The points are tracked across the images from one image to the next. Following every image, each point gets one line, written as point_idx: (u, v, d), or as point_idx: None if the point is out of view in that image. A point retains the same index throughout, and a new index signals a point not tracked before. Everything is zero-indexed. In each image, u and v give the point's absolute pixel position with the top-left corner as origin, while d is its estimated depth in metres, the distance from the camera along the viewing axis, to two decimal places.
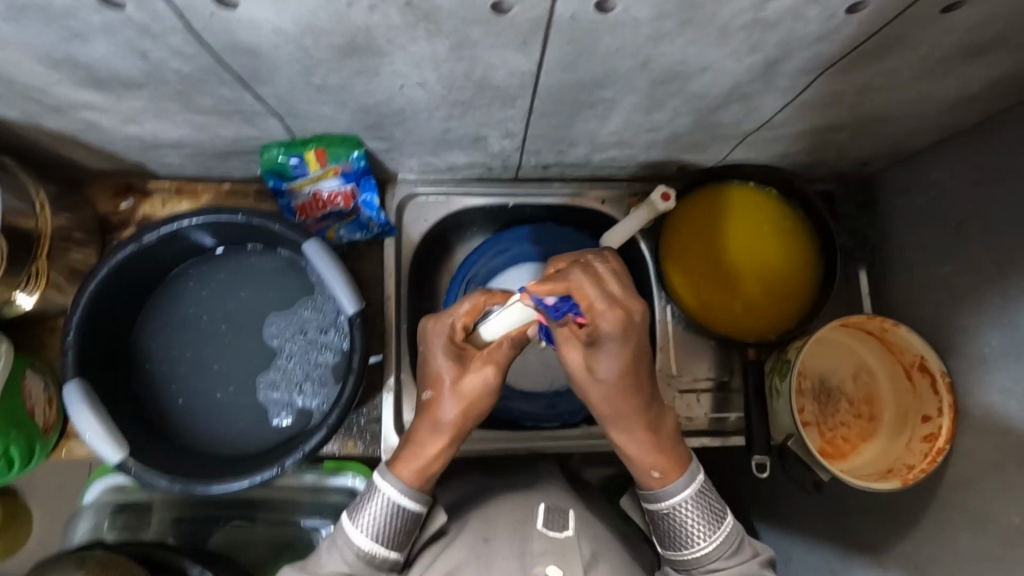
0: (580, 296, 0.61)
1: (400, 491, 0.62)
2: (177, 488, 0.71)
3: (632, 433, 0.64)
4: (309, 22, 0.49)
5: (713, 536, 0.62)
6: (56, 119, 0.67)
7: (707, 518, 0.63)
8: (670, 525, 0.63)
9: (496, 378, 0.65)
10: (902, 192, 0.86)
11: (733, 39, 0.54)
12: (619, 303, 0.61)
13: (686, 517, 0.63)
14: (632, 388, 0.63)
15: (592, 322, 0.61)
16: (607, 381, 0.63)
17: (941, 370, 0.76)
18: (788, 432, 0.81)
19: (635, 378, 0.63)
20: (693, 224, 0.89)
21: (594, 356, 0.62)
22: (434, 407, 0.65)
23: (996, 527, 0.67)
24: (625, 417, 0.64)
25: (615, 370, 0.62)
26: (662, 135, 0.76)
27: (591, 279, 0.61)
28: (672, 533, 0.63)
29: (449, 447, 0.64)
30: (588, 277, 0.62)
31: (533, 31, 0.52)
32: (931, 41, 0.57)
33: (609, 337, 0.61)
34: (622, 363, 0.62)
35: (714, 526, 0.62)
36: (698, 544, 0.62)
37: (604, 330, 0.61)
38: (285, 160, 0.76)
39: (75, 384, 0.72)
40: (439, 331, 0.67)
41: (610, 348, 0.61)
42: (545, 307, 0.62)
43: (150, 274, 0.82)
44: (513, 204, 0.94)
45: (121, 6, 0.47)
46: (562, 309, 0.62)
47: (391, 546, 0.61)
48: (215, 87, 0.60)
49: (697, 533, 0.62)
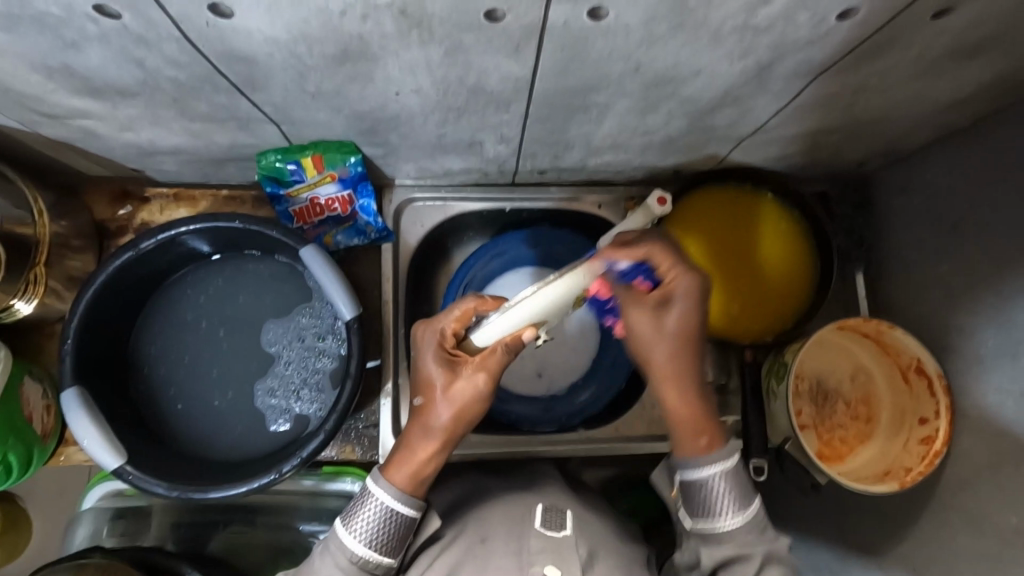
0: (655, 261, 0.65)
1: (393, 496, 0.62)
2: (175, 494, 0.71)
3: (685, 395, 0.64)
4: (302, 29, 0.49)
5: (743, 510, 0.61)
6: (53, 126, 0.67)
7: (739, 492, 0.62)
8: (703, 495, 0.62)
9: (488, 385, 0.64)
10: (897, 194, 0.86)
11: (724, 43, 0.55)
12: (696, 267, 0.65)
13: (719, 489, 0.62)
14: (692, 351, 0.65)
15: (666, 283, 0.65)
16: (672, 338, 0.64)
17: (938, 372, 0.76)
18: (786, 434, 0.81)
19: (698, 339, 0.65)
20: (690, 226, 0.89)
21: (664, 312, 0.64)
22: (426, 413, 0.65)
23: (993, 528, 0.67)
24: (680, 378, 0.65)
25: (684, 326, 0.64)
26: (657, 139, 0.76)
27: (665, 246, 0.65)
28: (703, 504, 0.62)
29: (441, 452, 0.64)
30: (661, 246, 0.65)
31: (526, 37, 0.52)
32: (921, 44, 0.57)
33: (681, 297, 0.64)
34: (691, 321, 0.64)
35: (744, 500, 0.62)
36: (728, 517, 0.61)
37: (680, 287, 0.64)
38: (282, 166, 0.76)
39: (72, 390, 0.72)
40: (430, 338, 0.67)
41: (682, 305, 0.64)
42: (616, 270, 0.64)
43: (148, 280, 0.82)
44: (510, 208, 0.94)
45: (116, 14, 0.47)
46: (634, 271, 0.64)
47: (384, 551, 0.61)
48: (211, 94, 0.60)
49: (726, 507, 0.62)
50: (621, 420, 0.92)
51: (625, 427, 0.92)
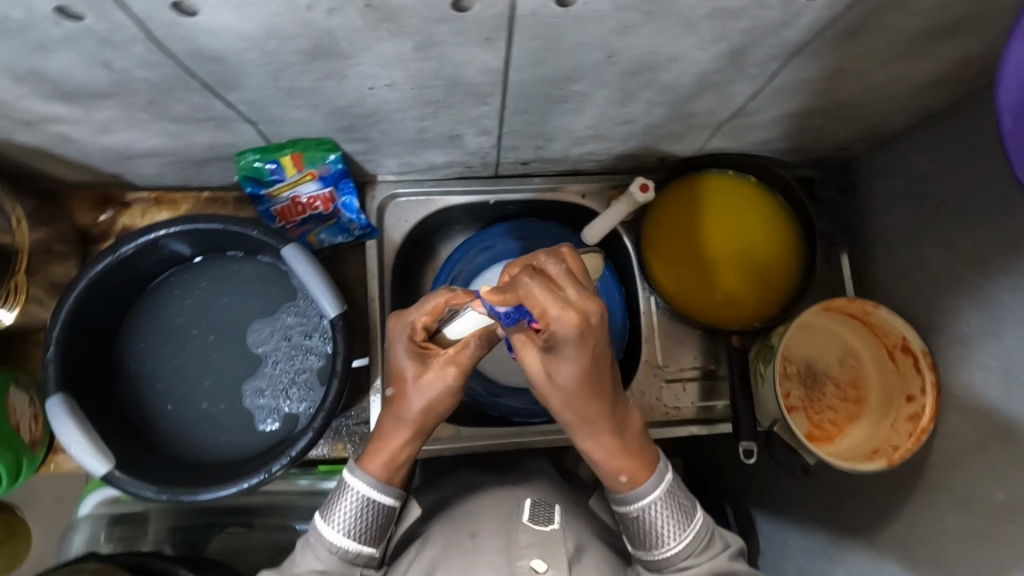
0: (530, 307, 0.55)
1: (370, 485, 0.62)
2: (165, 497, 0.71)
3: (602, 434, 0.62)
4: (270, 27, 0.49)
5: (683, 534, 0.61)
6: (28, 132, 0.66)
7: (677, 514, 0.62)
8: (641, 527, 0.62)
9: (458, 380, 0.64)
10: (880, 175, 0.86)
11: (697, 29, 0.55)
12: (575, 304, 0.53)
13: (656, 517, 0.61)
14: (594, 394, 0.59)
15: (544, 328, 0.55)
16: (569, 386, 0.59)
17: (923, 349, 0.76)
18: (774, 417, 0.82)
19: (595, 384, 0.58)
20: (673, 213, 0.89)
21: (553, 360, 0.57)
22: (398, 403, 0.65)
23: (982, 505, 0.67)
24: (591, 421, 0.61)
25: (574, 375, 0.57)
26: (637, 127, 0.76)
27: (541, 285, 0.54)
28: (643, 534, 0.62)
29: (414, 439, 0.65)
30: (538, 282, 0.55)
31: (496, 28, 0.52)
32: (895, 24, 0.57)
33: (564, 343, 0.54)
34: (582, 368, 0.57)
35: (682, 525, 0.61)
36: (670, 543, 0.61)
37: (561, 335, 0.54)
38: (262, 165, 0.76)
39: (58, 398, 0.71)
40: (400, 330, 0.66)
41: (570, 355, 0.56)
42: (497, 314, 0.59)
43: (130, 284, 0.82)
44: (494, 200, 0.94)
45: (81, 16, 0.47)
46: (513, 317, 0.58)
47: (365, 541, 0.62)
48: (184, 95, 0.60)
49: (665, 535, 0.61)
50: None
51: None
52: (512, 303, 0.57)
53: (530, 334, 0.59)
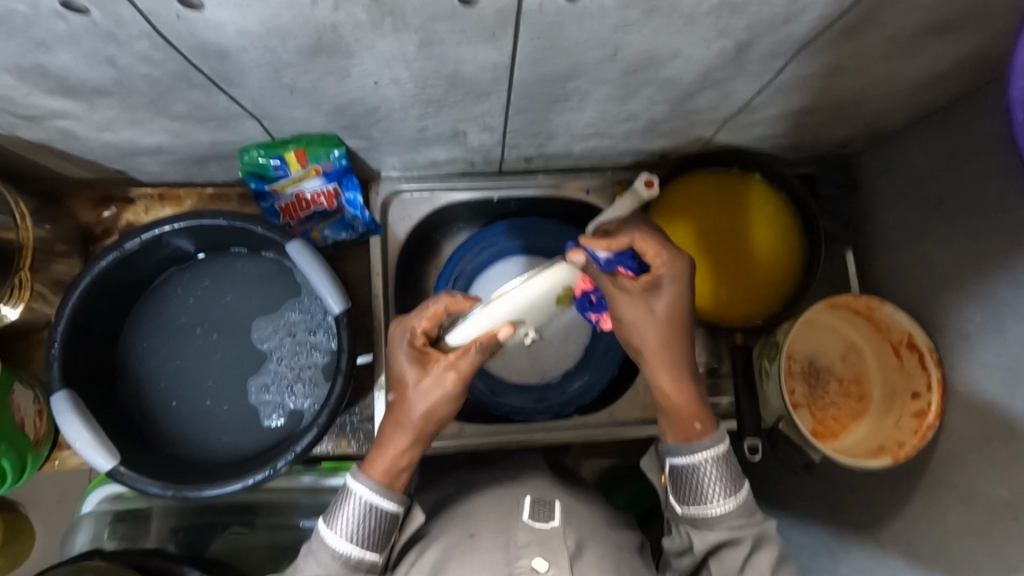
0: (639, 249, 0.65)
1: (371, 491, 0.62)
2: (170, 493, 0.71)
3: (679, 377, 0.66)
4: (273, 23, 0.49)
5: (735, 493, 0.62)
6: (31, 129, 0.66)
7: (730, 475, 0.63)
8: (693, 482, 0.63)
9: (458, 386, 0.63)
10: (880, 174, 0.86)
11: (700, 25, 0.55)
12: (680, 251, 0.66)
13: (710, 473, 0.62)
14: (680, 335, 0.66)
15: (654, 268, 0.65)
16: (662, 323, 0.65)
17: (929, 345, 0.76)
18: (779, 413, 0.83)
19: (683, 324, 0.66)
20: (678, 211, 0.88)
21: (652, 298, 0.65)
22: (397, 408, 0.65)
23: (983, 502, 0.67)
24: (673, 362, 0.66)
25: (672, 310, 0.65)
26: (640, 123, 0.76)
27: (646, 235, 0.66)
28: (695, 489, 0.63)
29: (416, 445, 0.65)
30: (644, 232, 0.66)
31: (500, 24, 0.52)
32: (899, 20, 0.57)
33: (668, 282, 0.65)
34: (676, 306, 0.66)
35: (735, 483, 0.62)
36: (721, 501, 0.61)
37: (667, 272, 0.65)
38: (265, 161, 0.76)
39: (62, 394, 0.71)
40: (400, 336, 0.68)
41: (670, 291, 0.65)
42: (599, 261, 0.63)
43: (135, 281, 0.82)
44: (498, 198, 0.94)
45: (85, 11, 0.46)
46: (618, 261, 0.64)
47: (368, 546, 0.61)
48: (186, 92, 0.60)
49: (717, 492, 0.62)
50: (615, 406, 0.92)
51: (619, 412, 0.91)
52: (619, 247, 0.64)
53: (629, 279, 0.65)
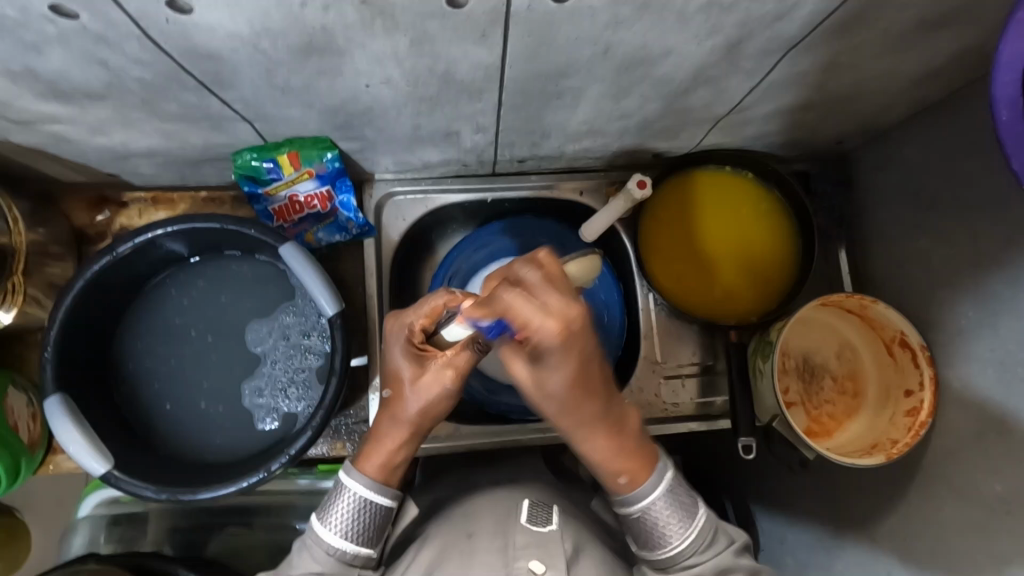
0: (513, 317, 0.53)
1: (367, 486, 0.63)
2: (164, 496, 0.70)
3: (601, 433, 0.63)
4: (265, 24, 0.49)
5: (688, 530, 0.62)
6: (24, 132, 0.66)
7: (681, 511, 0.62)
8: (643, 527, 0.63)
9: (454, 383, 0.65)
10: (875, 170, 0.87)
11: (691, 23, 0.55)
12: (557, 312, 0.52)
13: (659, 516, 0.62)
14: (587, 394, 0.60)
15: (529, 341, 0.54)
16: (558, 390, 0.59)
17: (921, 344, 0.76)
18: (773, 412, 0.81)
19: (587, 387, 0.59)
20: (673, 208, 0.89)
21: (540, 367, 0.57)
22: (394, 404, 0.66)
23: (979, 497, 0.67)
24: (586, 421, 0.62)
25: (563, 379, 0.58)
26: (633, 122, 0.76)
27: (522, 297, 0.53)
28: (647, 534, 0.63)
29: (411, 441, 0.66)
30: (521, 295, 0.53)
31: (491, 23, 0.52)
32: (888, 17, 0.57)
33: (550, 353, 0.54)
34: (570, 374, 0.57)
35: (686, 521, 0.62)
36: (675, 540, 0.61)
37: (546, 345, 0.54)
38: (258, 164, 0.76)
39: (56, 398, 0.71)
40: (398, 332, 0.67)
41: (553, 362, 0.56)
42: (481, 328, 0.58)
43: (128, 284, 0.82)
44: (492, 198, 0.94)
45: (74, 15, 0.47)
46: (496, 330, 0.57)
47: (363, 542, 0.62)
48: (178, 93, 0.60)
49: (669, 533, 0.62)
50: None
51: None
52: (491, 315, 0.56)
53: (514, 345, 0.58)
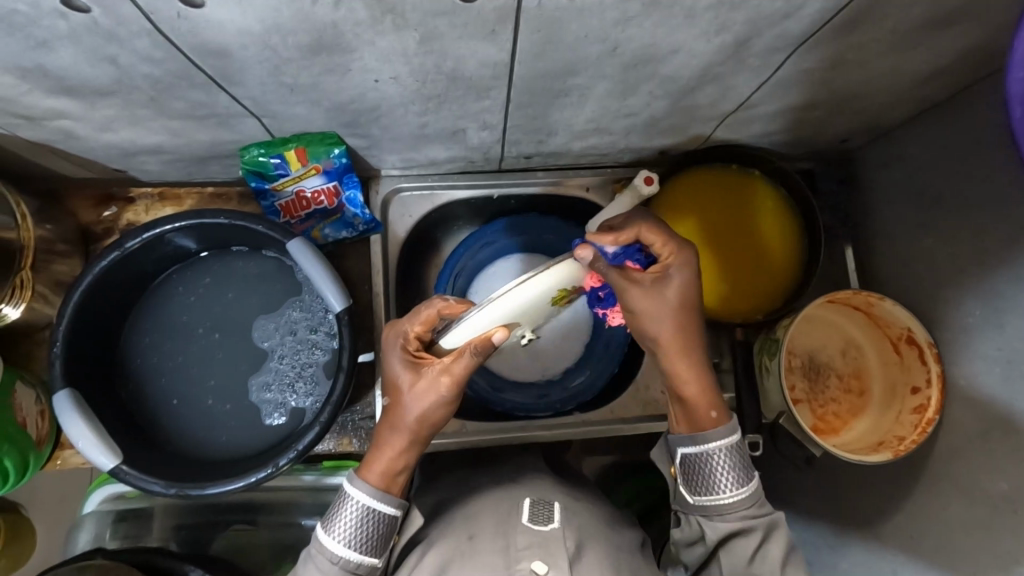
0: (647, 241, 0.66)
1: (368, 494, 0.62)
2: (172, 491, 0.71)
3: (693, 364, 0.67)
4: (275, 21, 0.49)
5: (747, 484, 0.63)
6: (32, 129, 0.67)
7: (742, 465, 0.64)
8: (705, 470, 0.64)
9: (452, 390, 0.63)
10: (880, 166, 0.87)
11: (699, 20, 0.55)
12: (684, 241, 0.67)
13: (722, 463, 0.64)
14: (693, 322, 0.67)
15: (662, 260, 0.66)
16: (673, 310, 0.66)
17: (928, 341, 0.76)
18: (780, 410, 0.82)
19: (695, 310, 0.67)
20: (676, 208, 0.88)
21: (661, 288, 0.66)
22: (393, 412, 0.65)
23: (983, 495, 0.67)
24: (685, 351, 0.67)
25: (681, 298, 0.66)
26: (640, 120, 0.76)
27: (653, 227, 0.67)
28: (707, 478, 0.64)
29: (411, 448, 0.65)
30: (650, 225, 0.67)
31: (500, 20, 0.52)
32: (897, 14, 0.57)
33: (676, 272, 0.66)
34: (688, 294, 0.66)
35: (747, 474, 0.64)
36: (733, 490, 0.63)
37: (676, 264, 0.66)
38: (265, 160, 0.76)
39: (65, 393, 0.71)
40: (393, 341, 0.67)
41: (679, 280, 0.66)
42: (607, 256, 0.65)
43: (136, 280, 0.82)
44: (497, 195, 0.94)
45: (84, 11, 0.47)
46: (624, 255, 0.66)
47: (367, 551, 0.62)
48: (186, 90, 0.60)
49: (728, 481, 0.63)
50: (616, 402, 0.92)
51: (620, 409, 0.92)
52: (623, 242, 0.65)
53: (638, 272, 0.66)
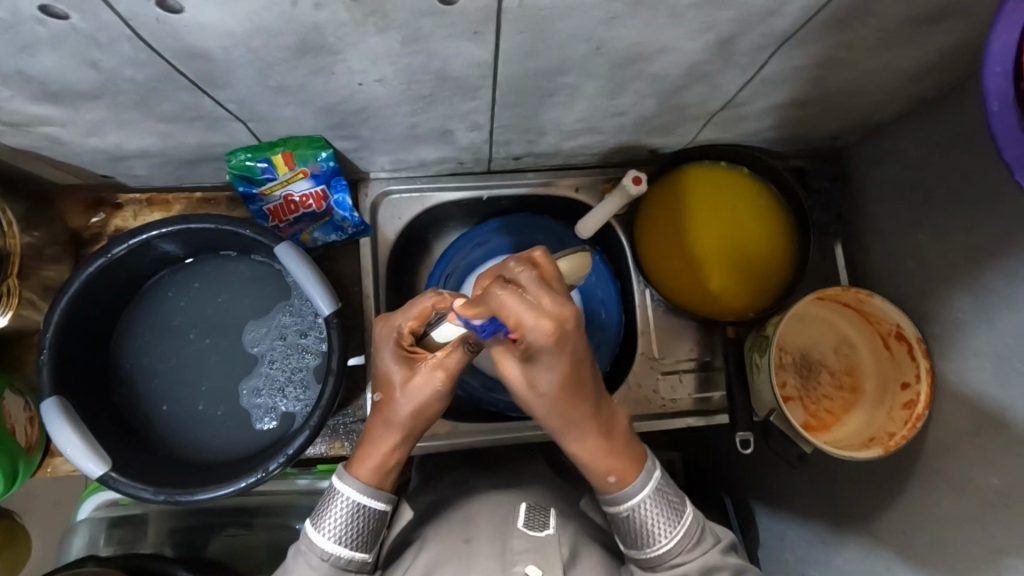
0: (509, 315, 0.54)
1: (360, 491, 0.62)
2: (162, 497, 0.70)
3: (590, 434, 0.61)
4: (257, 23, 0.49)
5: (674, 531, 0.61)
6: (18, 135, 0.66)
7: (669, 511, 0.61)
8: (631, 526, 0.62)
9: (446, 384, 0.64)
10: (871, 164, 0.87)
11: (685, 19, 0.55)
12: (552, 307, 0.53)
13: (647, 514, 0.61)
14: (576, 394, 0.59)
15: (521, 337, 0.54)
16: (548, 388, 0.58)
17: (917, 336, 0.76)
18: (771, 407, 0.82)
19: (576, 383, 0.58)
20: (666, 206, 0.89)
21: (533, 365, 0.57)
22: (386, 408, 0.65)
23: (975, 489, 0.68)
24: (574, 423, 0.60)
25: (554, 377, 0.57)
26: (629, 119, 0.76)
27: (518, 296, 0.54)
28: (636, 533, 0.61)
29: (403, 444, 0.65)
30: (514, 293, 0.54)
31: (484, 20, 0.51)
32: (883, 11, 0.57)
33: (543, 351, 0.55)
34: (562, 372, 0.57)
35: (673, 521, 0.61)
36: (662, 540, 0.60)
37: (540, 344, 0.54)
38: (253, 164, 0.76)
39: (52, 401, 0.71)
40: (387, 336, 0.66)
41: (547, 359, 0.55)
42: (472, 328, 0.57)
43: (124, 285, 0.82)
44: (488, 196, 0.94)
45: (65, 15, 0.46)
46: (490, 329, 0.56)
47: (357, 547, 0.62)
48: (172, 93, 0.60)
49: (658, 531, 0.61)
50: None
51: None
52: (487, 314, 0.56)
53: (505, 345, 0.57)
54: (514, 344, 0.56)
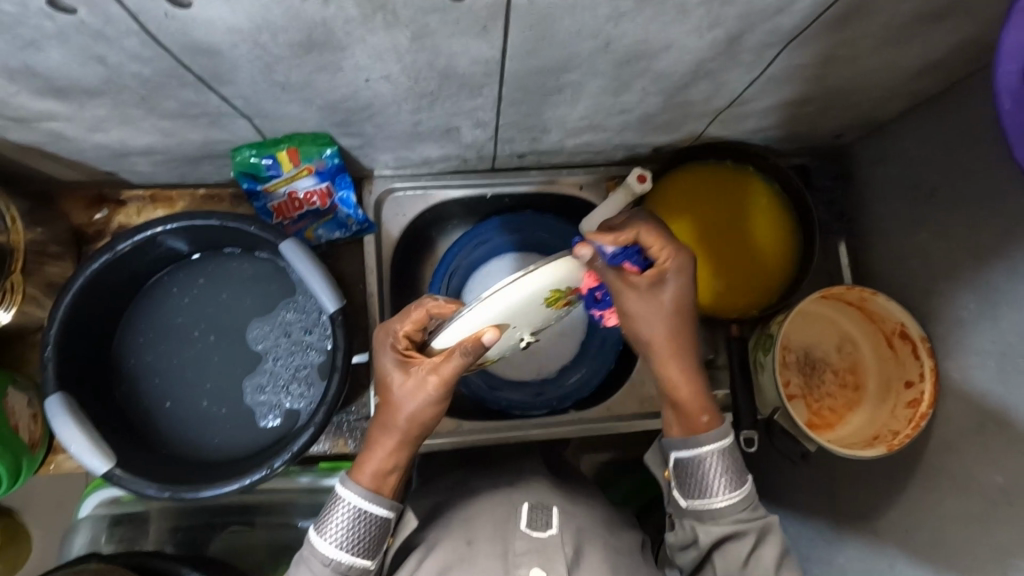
0: (647, 243, 0.65)
1: (362, 497, 0.62)
2: (166, 495, 0.70)
3: (688, 366, 0.67)
4: (265, 18, 0.49)
5: (739, 487, 0.63)
6: (22, 131, 0.66)
7: (735, 469, 0.64)
8: (699, 474, 0.64)
9: (439, 390, 0.63)
10: (875, 163, 0.87)
11: (691, 16, 0.55)
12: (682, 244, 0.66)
13: (716, 466, 0.64)
14: (686, 325, 0.67)
15: (659, 262, 0.65)
16: (668, 312, 0.66)
17: (921, 335, 0.76)
18: (775, 405, 0.82)
19: (689, 314, 0.67)
20: (670, 204, 0.88)
21: (657, 290, 0.65)
22: (383, 411, 0.65)
23: (978, 487, 0.68)
24: (676, 354, 0.67)
25: (678, 301, 0.66)
26: (634, 117, 0.76)
27: (653, 229, 0.65)
28: (701, 481, 0.64)
29: (402, 448, 0.64)
30: (651, 226, 0.65)
31: (491, 17, 0.51)
32: (888, 9, 0.57)
33: (674, 275, 0.65)
34: (684, 298, 0.66)
35: (739, 478, 0.64)
36: (726, 494, 0.63)
37: (674, 267, 0.65)
38: (257, 161, 0.75)
39: (57, 397, 0.71)
40: (383, 340, 0.67)
41: (675, 283, 0.65)
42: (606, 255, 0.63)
43: (128, 282, 0.82)
44: (492, 194, 0.94)
45: (71, 10, 0.46)
46: (624, 256, 0.64)
47: (359, 554, 0.61)
48: (177, 90, 0.60)
49: (723, 484, 0.63)
50: (612, 400, 0.92)
51: (616, 407, 0.92)
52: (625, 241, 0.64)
53: (634, 273, 0.65)
54: (647, 271, 0.65)
